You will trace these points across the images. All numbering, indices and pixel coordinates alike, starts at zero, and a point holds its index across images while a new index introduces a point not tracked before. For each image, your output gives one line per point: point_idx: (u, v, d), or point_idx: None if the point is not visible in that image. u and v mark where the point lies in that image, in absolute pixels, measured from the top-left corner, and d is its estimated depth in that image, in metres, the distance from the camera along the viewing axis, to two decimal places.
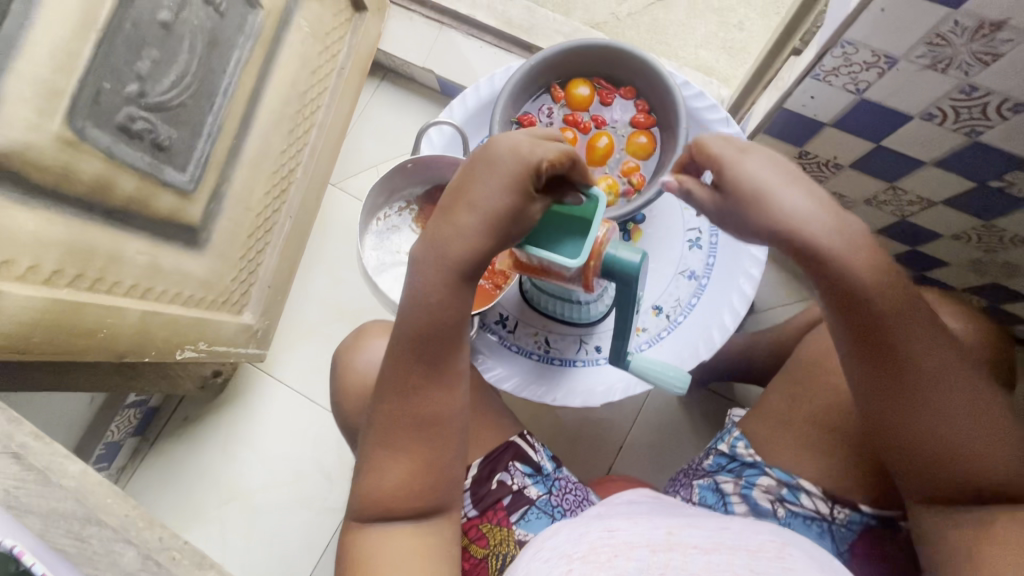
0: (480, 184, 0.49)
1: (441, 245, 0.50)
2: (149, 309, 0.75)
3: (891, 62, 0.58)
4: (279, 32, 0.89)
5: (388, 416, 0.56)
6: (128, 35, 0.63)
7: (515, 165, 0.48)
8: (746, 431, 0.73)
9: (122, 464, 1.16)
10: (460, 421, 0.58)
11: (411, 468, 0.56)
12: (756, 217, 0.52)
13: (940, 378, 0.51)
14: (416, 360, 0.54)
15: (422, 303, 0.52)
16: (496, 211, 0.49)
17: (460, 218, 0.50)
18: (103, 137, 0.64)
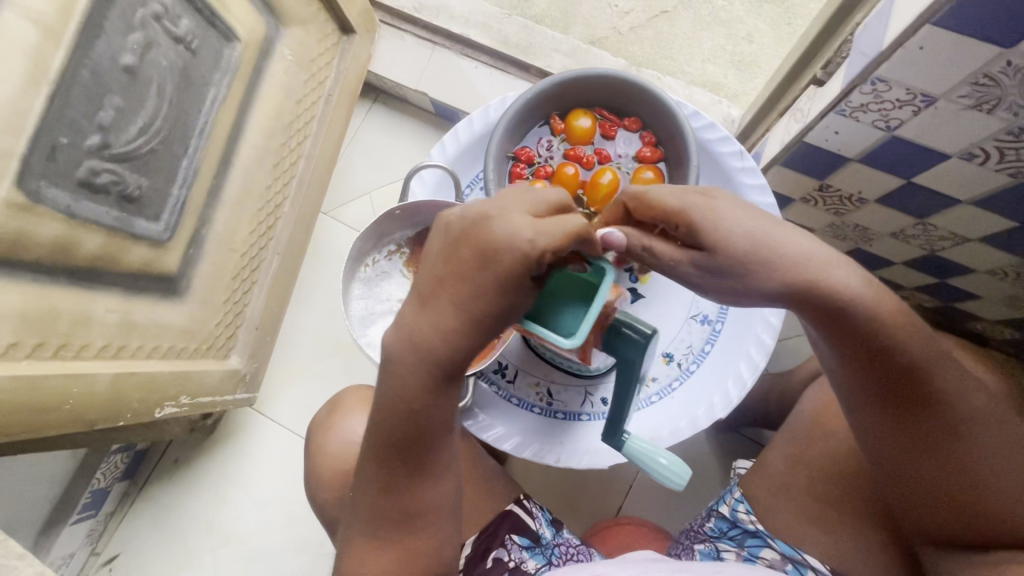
0: (467, 278, 0.43)
1: (420, 340, 0.44)
2: (122, 370, 0.70)
3: (928, 100, 0.52)
4: (260, 64, 0.83)
5: (372, 507, 0.52)
6: (86, 85, 0.58)
7: (507, 260, 0.42)
8: (747, 493, 0.70)
9: (110, 510, 1.11)
10: (452, 501, 0.54)
11: (396, 558, 0.53)
12: (753, 271, 0.45)
13: (969, 425, 0.49)
14: (398, 453, 0.49)
15: (402, 404, 0.46)
16: (482, 310, 0.43)
17: (441, 311, 0.44)
18: (62, 196, 0.59)
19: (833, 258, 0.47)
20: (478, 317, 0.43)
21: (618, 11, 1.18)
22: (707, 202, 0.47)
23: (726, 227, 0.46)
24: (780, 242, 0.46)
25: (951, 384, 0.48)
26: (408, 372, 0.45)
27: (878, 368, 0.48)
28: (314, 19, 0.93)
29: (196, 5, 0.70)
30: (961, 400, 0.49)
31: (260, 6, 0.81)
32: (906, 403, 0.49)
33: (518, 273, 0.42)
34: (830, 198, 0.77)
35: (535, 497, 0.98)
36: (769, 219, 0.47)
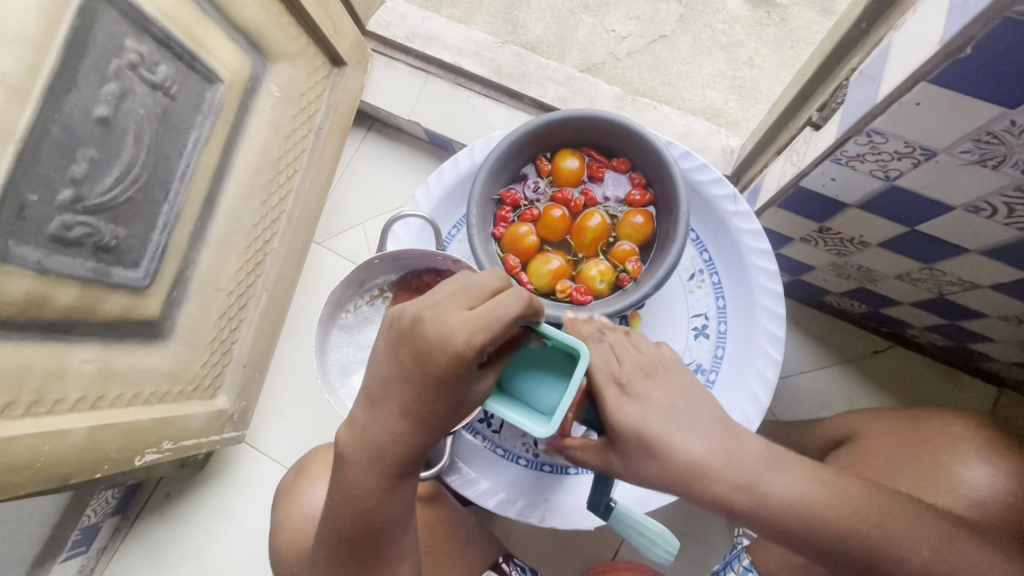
0: (409, 378, 0.43)
1: (371, 442, 0.45)
2: (99, 422, 0.69)
3: (928, 154, 0.48)
4: (245, 102, 0.82)
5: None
6: (57, 140, 0.57)
7: (443, 361, 0.42)
8: (756, 562, 0.67)
9: (101, 545, 1.10)
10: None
11: None
12: (670, 476, 0.47)
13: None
14: (354, 552, 0.49)
15: (355, 505, 0.47)
16: (429, 406, 0.44)
17: (387, 416, 0.45)
18: (33, 252, 0.58)
19: (754, 454, 0.47)
20: (425, 413, 0.44)
21: (615, 36, 1.15)
22: (619, 396, 0.50)
23: (635, 426, 0.48)
24: (688, 442, 0.47)
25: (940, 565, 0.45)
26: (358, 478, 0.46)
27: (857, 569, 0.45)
28: (302, 54, 0.92)
29: (175, 50, 0.69)
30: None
31: (244, 45, 0.80)
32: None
33: (456, 372, 0.42)
34: (830, 240, 0.73)
35: (526, 542, 0.94)
36: (679, 410, 0.49)
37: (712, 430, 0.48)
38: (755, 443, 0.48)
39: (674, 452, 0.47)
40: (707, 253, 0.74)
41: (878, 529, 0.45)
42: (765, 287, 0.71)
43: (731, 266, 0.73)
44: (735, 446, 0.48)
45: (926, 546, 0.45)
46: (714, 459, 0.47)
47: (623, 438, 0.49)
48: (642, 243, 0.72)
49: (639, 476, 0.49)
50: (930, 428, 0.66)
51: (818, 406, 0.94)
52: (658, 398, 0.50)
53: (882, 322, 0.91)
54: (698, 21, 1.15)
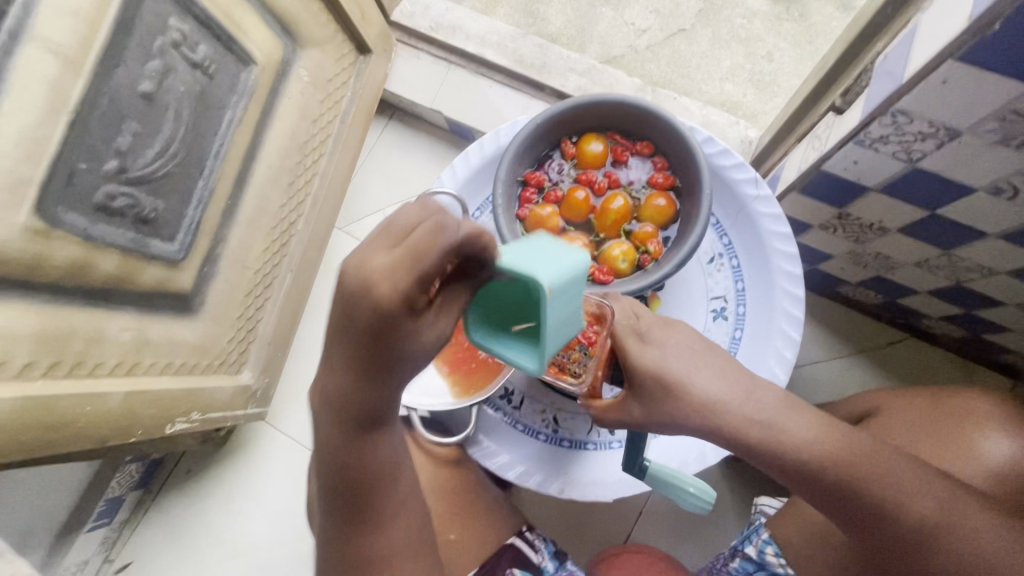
0: (359, 329, 0.43)
1: (334, 401, 0.47)
2: (134, 388, 0.71)
3: (952, 134, 0.50)
4: (277, 85, 0.84)
5: (335, 555, 0.55)
6: (105, 113, 0.60)
7: (370, 309, 0.42)
8: (776, 535, 0.68)
9: (124, 517, 1.13)
10: (419, 539, 0.57)
11: None
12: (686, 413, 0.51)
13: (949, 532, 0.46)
14: (354, 493, 0.52)
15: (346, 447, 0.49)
16: (387, 359, 0.44)
17: (339, 374, 0.46)
18: (80, 220, 0.60)
19: (770, 397, 0.50)
20: (383, 368, 0.45)
21: (634, 30, 1.17)
22: (638, 342, 0.54)
23: (655, 369, 0.52)
24: (705, 383, 0.51)
25: (941, 513, 0.46)
26: (340, 434, 0.49)
27: (856, 513, 0.47)
28: (330, 40, 0.94)
29: (214, 31, 0.71)
30: (955, 534, 0.46)
31: (277, 29, 0.82)
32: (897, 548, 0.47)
33: (389, 320, 0.42)
34: (849, 226, 0.75)
35: (544, 521, 0.96)
36: (700, 358, 0.53)
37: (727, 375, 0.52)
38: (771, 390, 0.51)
39: (694, 392, 0.51)
40: (727, 237, 0.75)
41: (883, 479, 0.47)
42: (786, 270, 0.72)
43: (751, 249, 0.74)
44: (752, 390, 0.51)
45: (926, 498, 0.46)
46: (732, 398, 0.50)
47: (643, 381, 0.53)
48: (663, 225, 0.74)
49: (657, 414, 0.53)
50: (955, 403, 0.66)
51: (833, 396, 0.95)
52: (676, 349, 0.54)
53: (898, 312, 0.92)
54: (717, 16, 1.16)
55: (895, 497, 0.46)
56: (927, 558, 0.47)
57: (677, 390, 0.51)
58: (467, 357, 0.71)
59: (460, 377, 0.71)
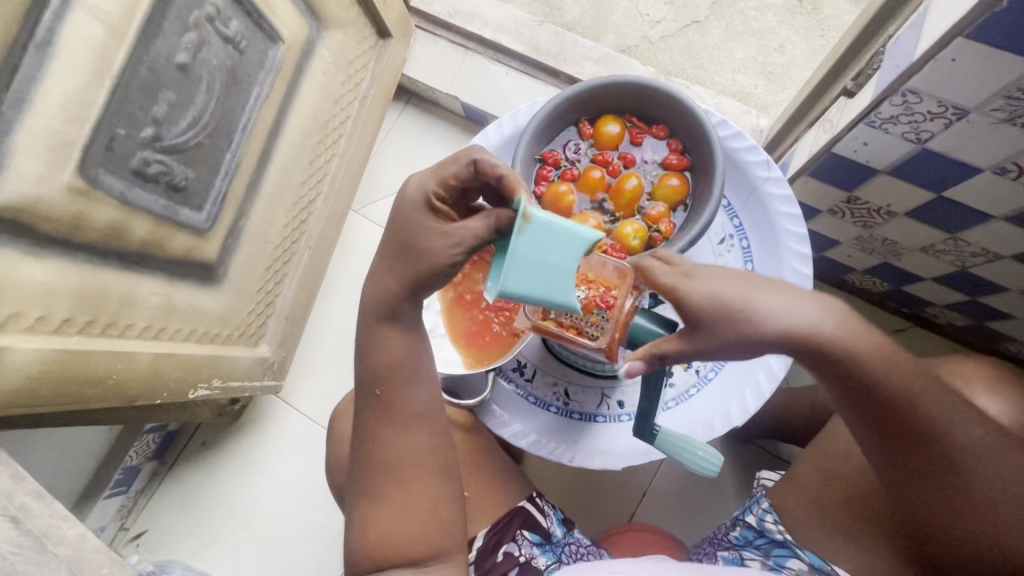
0: (400, 223, 0.57)
1: (369, 292, 0.60)
2: (162, 350, 0.74)
3: (960, 113, 0.52)
4: (302, 64, 0.87)
5: (362, 462, 0.62)
6: (144, 81, 0.62)
7: (410, 202, 0.57)
8: (776, 504, 0.70)
9: (140, 486, 1.16)
10: (437, 458, 0.62)
11: (399, 509, 0.60)
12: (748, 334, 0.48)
13: (976, 456, 0.50)
14: (381, 393, 0.61)
15: (379, 348, 0.60)
16: (403, 249, 0.57)
17: (377, 266, 0.59)
18: (117, 183, 0.63)
19: (843, 316, 0.49)
20: (401, 262, 0.57)
21: (649, 20, 1.19)
22: (687, 279, 0.51)
23: (712, 296, 0.49)
24: (773, 303, 0.48)
25: (975, 440, 0.50)
26: (374, 332, 0.61)
27: (898, 430, 0.50)
28: (353, 23, 0.97)
29: (246, 8, 0.73)
30: (983, 469, 0.50)
31: (304, 9, 0.84)
32: (921, 469, 0.52)
33: (416, 213, 0.56)
34: (857, 211, 0.76)
35: (550, 497, 0.98)
36: (759, 282, 0.50)
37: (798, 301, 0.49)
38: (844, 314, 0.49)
39: (764, 311, 0.48)
40: (738, 219, 0.77)
41: (938, 412, 0.49)
42: (795, 250, 0.74)
43: (761, 231, 0.76)
44: (828, 311, 0.48)
45: (972, 435, 0.50)
46: (808, 320, 0.48)
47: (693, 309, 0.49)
48: (675, 205, 0.76)
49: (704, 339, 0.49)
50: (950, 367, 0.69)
51: None
52: (726, 277, 0.50)
53: (902, 300, 0.94)
54: (731, 7, 1.18)
55: (943, 426, 0.49)
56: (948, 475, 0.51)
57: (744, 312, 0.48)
58: (483, 329, 0.73)
59: (475, 348, 0.73)
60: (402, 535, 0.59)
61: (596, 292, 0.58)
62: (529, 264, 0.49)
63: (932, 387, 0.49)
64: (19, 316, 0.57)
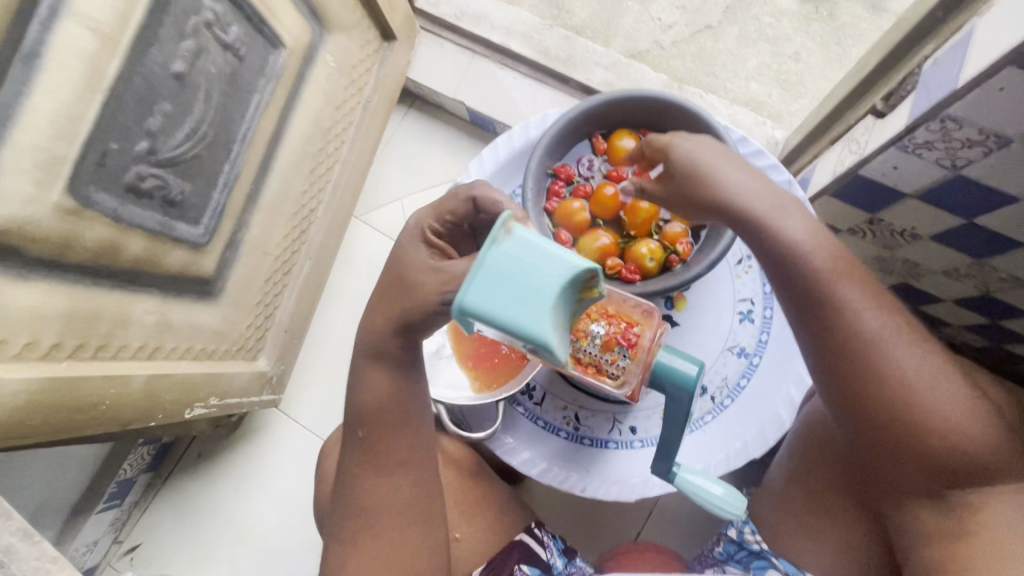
0: (396, 259, 0.56)
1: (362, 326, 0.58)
2: (157, 370, 0.71)
3: (1002, 142, 0.49)
4: (303, 69, 0.83)
5: (344, 503, 0.60)
6: (138, 93, 0.59)
7: (408, 236, 0.56)
8: (753, 516, 0.70)
9: (134, 499, 1.13)
10: (420, 502, 0.60)
11: (376, 559, 0.57)
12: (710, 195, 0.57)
13: (883, 349, 0.52)
14: (367, 438, 0.59)
15: (365, 393, 0.58)
16: (393, 284, 0.55)
17: (371, 304, 0.57)
18: (110, 201, 0.60)
19: (786, 195, 0.57)
20: (392, 298, 0.54)
21: (660, 25, 1.15)
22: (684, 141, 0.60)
23: (689, 157, 0.58)
24: (732, 178, 0.57)
25: (882, 333, 0.53)
26: (362, 371, 0.58)
27: (810, 302, 0.54)
28: (357, 26, 0.93)
29: (246, 12, 0.70)
30: (896, 360, 0.52)
31: (307, 13, 0.81)
32: (836, 361, 0.54)
33: (412, 246, 0.55)
34: (880, 232, 0.74)
35: (554, 516, 0.96)
36: (737, 159, 0.59)
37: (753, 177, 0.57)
38: (790, 204, 0.57)
39: (719, 175, 0.57)
40: None
41: (852, 295, 0.53)
42: None
43: None
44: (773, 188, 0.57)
45: (880, 322, 0.53)
46: (749, 190, 0.56)
47: (677, 166, 0.59)
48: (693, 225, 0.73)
49: (679, 197, 0.60)
50: None
51: None
52: (714, 154, 0.58)
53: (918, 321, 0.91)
54: (745, 13, 1.14)
55: (852, 310, 0.53)
56: (854, 366, 0.53)
57: (707, 172, 0.57)
58: (492, 352, 0.71)
59: (483, 371, 0.70)
60: None
61: (618, 328, 0.55)
62: (500, 282, 0.36)
63: (856, 277, 0.54)
64: (4, 344, 0.53)
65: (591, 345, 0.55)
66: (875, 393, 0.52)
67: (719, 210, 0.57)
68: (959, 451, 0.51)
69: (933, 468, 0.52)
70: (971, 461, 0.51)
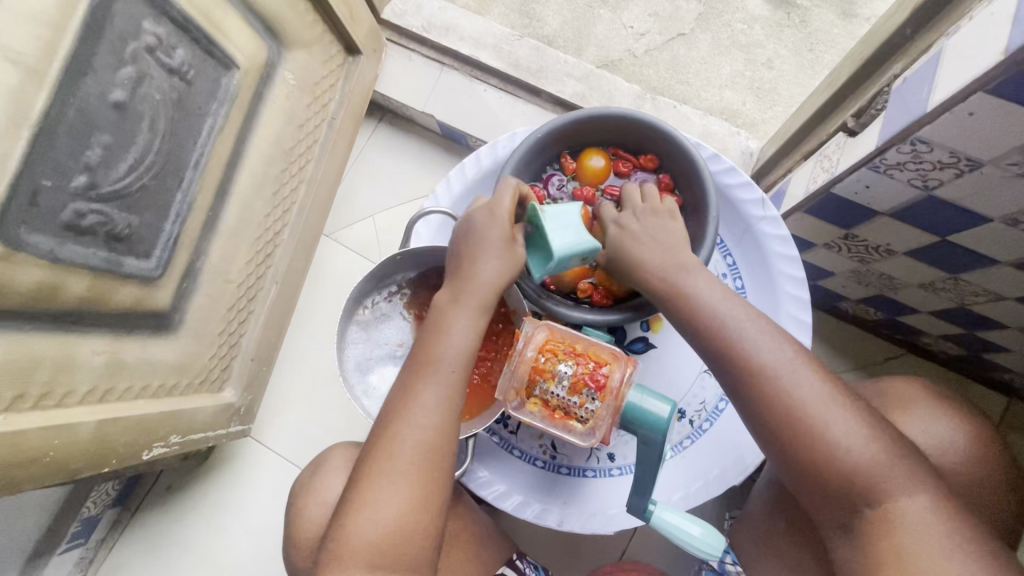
0: (486, 239, 0.58)
1: (451, 297, 0.58)
2: (108, 415, 0.67)
3: (974, 166, 0.48)
4: (260, 90, 0.79)
5: (384, 433, 0.54)
6: (73, 125, 0.55)
7: (492, 222, 0.59)
8: (735, 546, 0.71)
9: (101, 536, 1.08)
10: (452, 456, 0.54)
11: (406, 506, 0.51)
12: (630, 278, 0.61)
13: (774, 378, 0.52)
14: (436, 370, 0.55)
15: (457, 332, 0.56)
16: (466, 254, 0.59)
17: (469, 277, 0.57)
18: (45, 241, 0.56)
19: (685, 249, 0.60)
20: (497, 266, 0.58)
21: (633, 33, 1.13)
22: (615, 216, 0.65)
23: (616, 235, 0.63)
24: (647, 257, 0.60)
25: (773, 362, 0.52)
26: (447, 321, 0.56)
27: (706, 335, 0.55)
28: (318, 41, 0.89)
29: (193, 34, 0.66)
30: (788, 387, 0.52)
31: (262, 31, 0.77)
32: (738, 392, 0.54)
33: (498, 227, 0.59)
34: (855, 247, 0.73)
35: (536, 540, 0.94)
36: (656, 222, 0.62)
37: (665, 247, 0.60)
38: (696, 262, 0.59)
39: (632, 247, 0.61)
40: (731, 257, 0.74)
41: (736, 324, 0.54)
42: (792, 294, 0.70)
43: (756, 269, 0.73)
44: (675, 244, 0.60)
45: (766, 348, 0.53)
46: (652, 254, 0.60)
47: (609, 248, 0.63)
48: None
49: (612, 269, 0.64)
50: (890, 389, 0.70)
51: None
52: (644, 239, 0.61)
53: (895, 329, 0.90)
54: (717, 20, 1.13)
55: (743, 342, 0.53)
56: (749, 393, 0.53)
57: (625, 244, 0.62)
58: None
59: None
60: (390, 528, 0.51)
61: (586, 368, 0.56)
62: (566, 228, 0.59)
63: (740, 309, 0.55)
64: None
65: (559, 387, 0.56)
66: (772, 424, 0.52)
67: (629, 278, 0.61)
68: (856, 481, 0.50)
69: (836, 497, 0.51)
70: (871, 490, 0.49)
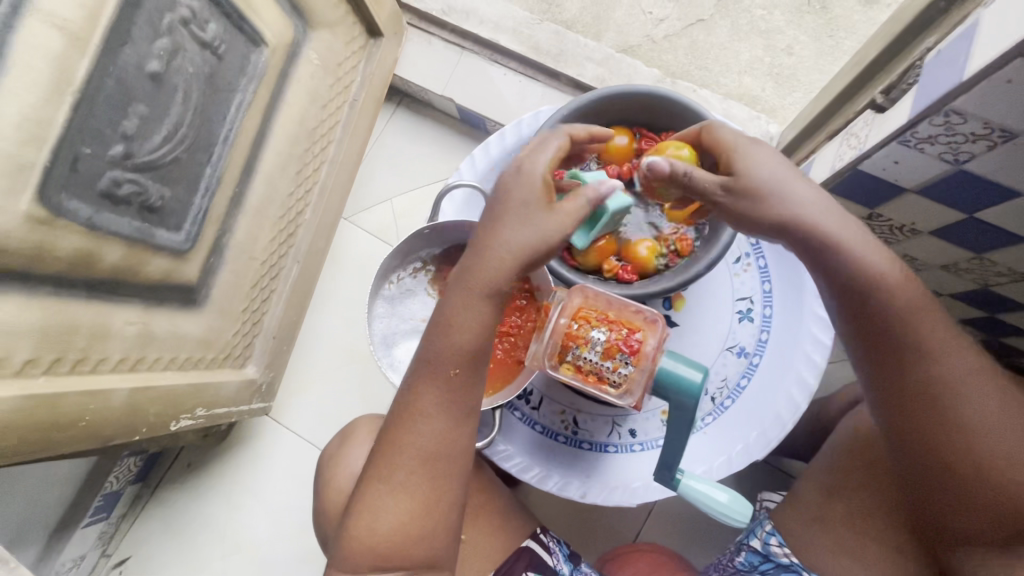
0: (509, 199, 0.53)
1: (465, 271, 0.53)
2: (139, 384, 0.69)
3: (1008, 136, 0.48)
4: (286, 68, 0.80)
5: (385, 442, 0.55)
6: (111, 95, 0.57)
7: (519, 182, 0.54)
8: (778, 526, 0.68)
9: (122, 512, 1.10)
10: (452, 458, 0.55)
11: (406, 514, 0.54)
12: (777, 220, 0.54)
13: (957, 388, 0.52)
14: (436, 376, 0.53)
15: (453, 331, 0.52)
16: (490, 220, 0.54)
17: (488, 241, 0.52)
18: (84, 208, 0.57)
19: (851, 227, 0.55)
20: (513, 223, 0.52)
21: (652, 18, 1.13)
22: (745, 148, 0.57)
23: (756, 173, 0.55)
24: (799, 196, 0.54)
25: (962, 372, 0.52)
26: (452, 308, 0.52)
27: (889, 335, 0.53)
28: (342, 22, 0.89)
29: (224, 8, 0.67)
30: (973, 401, 0.52)
31: (289, 8, 0.78)
32: (911, 393, 0.53)
33: (529, 183, 0.53)
34: (878, 227, 0.73)
35: (552, 519, 0.95)
36: (797, 174, 0.56)
37: (824, 204, 0.54)
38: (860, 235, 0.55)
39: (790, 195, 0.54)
40: None
41: (924, 327, 0.53)
42: None
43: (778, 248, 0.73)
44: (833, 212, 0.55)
45: (953, 357, 0.53)
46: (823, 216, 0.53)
47: (745, 181, 0.55)
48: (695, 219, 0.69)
49: (733, 209, 0.57)
50: None
51: None
52: (783, 175, 0.55)
53: None
54: (737, 5, 1.12)
55: (933, 349, 0.53)
56: (934, 397, 0.53)
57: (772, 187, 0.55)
58: None
59: None
60: (390, 533, 0.54)
61: (619, 335, 0.62)
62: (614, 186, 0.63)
63: (928, 310, 0.53)
64: None
65: (592, 352, 0.62)
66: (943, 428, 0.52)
67: (778, 224, 0.54)
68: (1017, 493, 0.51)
69: (992, 505, 0.52)
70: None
